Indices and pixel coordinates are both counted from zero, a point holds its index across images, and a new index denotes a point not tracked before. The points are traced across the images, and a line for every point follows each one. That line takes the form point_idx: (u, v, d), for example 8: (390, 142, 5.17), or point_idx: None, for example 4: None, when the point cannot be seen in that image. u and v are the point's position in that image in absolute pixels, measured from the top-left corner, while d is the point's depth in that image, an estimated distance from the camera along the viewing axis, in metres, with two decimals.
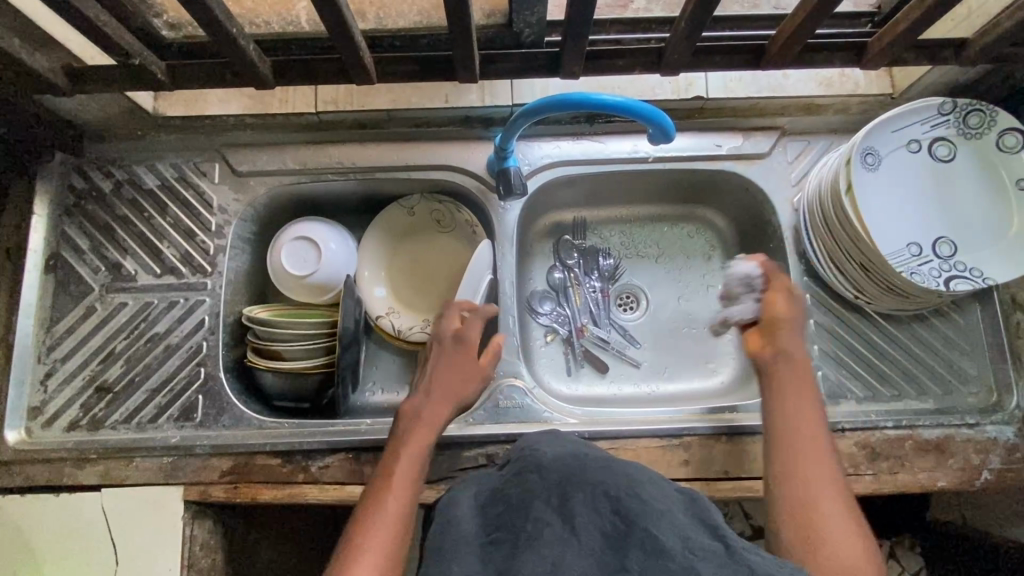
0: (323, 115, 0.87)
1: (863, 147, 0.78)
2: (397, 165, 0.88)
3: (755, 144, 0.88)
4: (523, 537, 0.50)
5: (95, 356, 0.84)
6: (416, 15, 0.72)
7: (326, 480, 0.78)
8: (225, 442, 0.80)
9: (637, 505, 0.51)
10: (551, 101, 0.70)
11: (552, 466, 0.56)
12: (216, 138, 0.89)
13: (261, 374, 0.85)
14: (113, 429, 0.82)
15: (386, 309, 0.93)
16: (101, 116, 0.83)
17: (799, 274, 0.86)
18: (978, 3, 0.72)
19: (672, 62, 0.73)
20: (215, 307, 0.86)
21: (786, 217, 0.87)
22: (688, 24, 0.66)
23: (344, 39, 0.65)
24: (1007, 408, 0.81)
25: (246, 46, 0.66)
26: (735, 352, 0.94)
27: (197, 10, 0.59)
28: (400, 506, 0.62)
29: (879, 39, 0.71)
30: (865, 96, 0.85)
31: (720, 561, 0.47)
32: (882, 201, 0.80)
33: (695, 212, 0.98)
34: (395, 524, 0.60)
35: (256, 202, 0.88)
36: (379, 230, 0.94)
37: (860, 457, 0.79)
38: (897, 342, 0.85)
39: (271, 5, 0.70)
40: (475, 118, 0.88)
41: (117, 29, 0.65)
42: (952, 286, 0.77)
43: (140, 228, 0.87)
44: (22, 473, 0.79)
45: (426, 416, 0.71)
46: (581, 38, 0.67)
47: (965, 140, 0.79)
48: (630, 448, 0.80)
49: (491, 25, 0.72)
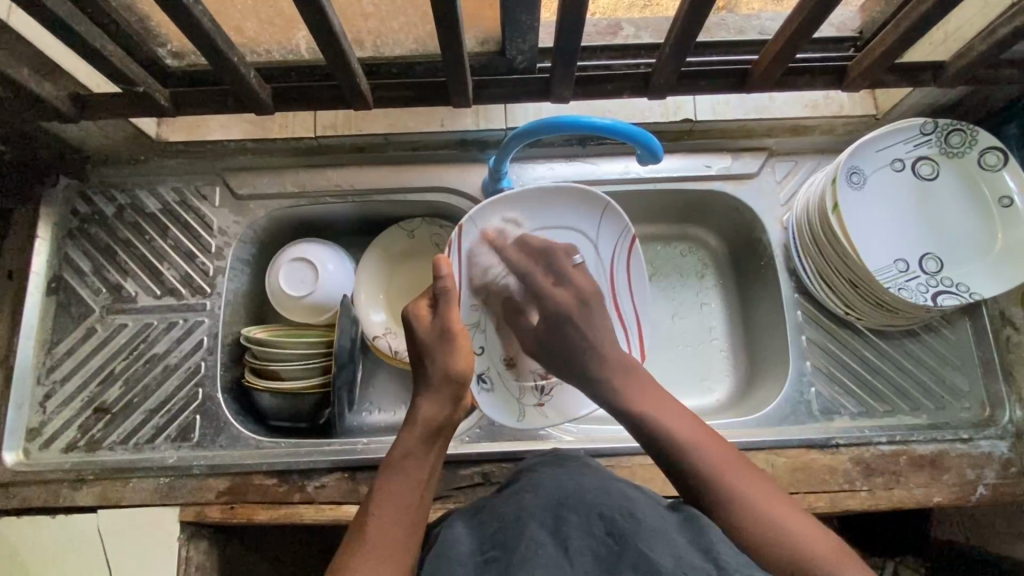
0: (322, 140, 0.89)
1: (848, 166, 0.80)
2: (394, 188, 0.90)
3: (743, 164, 0.90)
4: (518, 556, 0.49)
5: (93, 377, 0.85)
6: (412, 44, 0.75)
7: (322, 500, 0.79)
8: (222, 462, 0.80)
9: (630, 525, 0.51)
10: (540, 124, 0.72)
11: (551, 489, 0.58)
12: (216, 162, 0.91)
13: (258, 395, 0.86)
14: (112, 450, 0.83)
15: (383, 330, 0.92)
16: (105, 141, 0.85)
17: (790, 291, 0.87)
18: (953, 28, 0.75)
19: (657, 88, 0.76)
20: (213, 328, 0.87)
21: (776, 236, 0.89)
22: (672, 51, 0.69)
23: (341, 66, 0.67)
24: (1000, 423, 0.82)
25: (248, 74, 0.68)
26: (729, 370, 0.95)
27: (200, 39, 0.61)
28: (403, 519, 0.57)
29: (859, 63, 0.73)
30: (849, 117, 0.88)
31: None
32: (867, 218, 0.81)
33: (685, 232, 1.00)
34: (396, 534, 0.56)
35: (256, 225, 0.90)
36: (378, 252, 0.95)
37: (855, 473, 0.79)
38: (888, 358, 0.85)
39: (272, 37, 0.73)
40: (469, 141, 0.91)
41: (123, 57, 0.67)
42: (938, 301, 0.78)
43: (141, 250, 0.89)
44: (18, 494, 0.80)
45: (426, 424, 0.64)
46: (570, 64, 0.70)
47: (947, 158, 0.81)
48: (625, 465, 0.80)
49: (485, 53, 0.75)
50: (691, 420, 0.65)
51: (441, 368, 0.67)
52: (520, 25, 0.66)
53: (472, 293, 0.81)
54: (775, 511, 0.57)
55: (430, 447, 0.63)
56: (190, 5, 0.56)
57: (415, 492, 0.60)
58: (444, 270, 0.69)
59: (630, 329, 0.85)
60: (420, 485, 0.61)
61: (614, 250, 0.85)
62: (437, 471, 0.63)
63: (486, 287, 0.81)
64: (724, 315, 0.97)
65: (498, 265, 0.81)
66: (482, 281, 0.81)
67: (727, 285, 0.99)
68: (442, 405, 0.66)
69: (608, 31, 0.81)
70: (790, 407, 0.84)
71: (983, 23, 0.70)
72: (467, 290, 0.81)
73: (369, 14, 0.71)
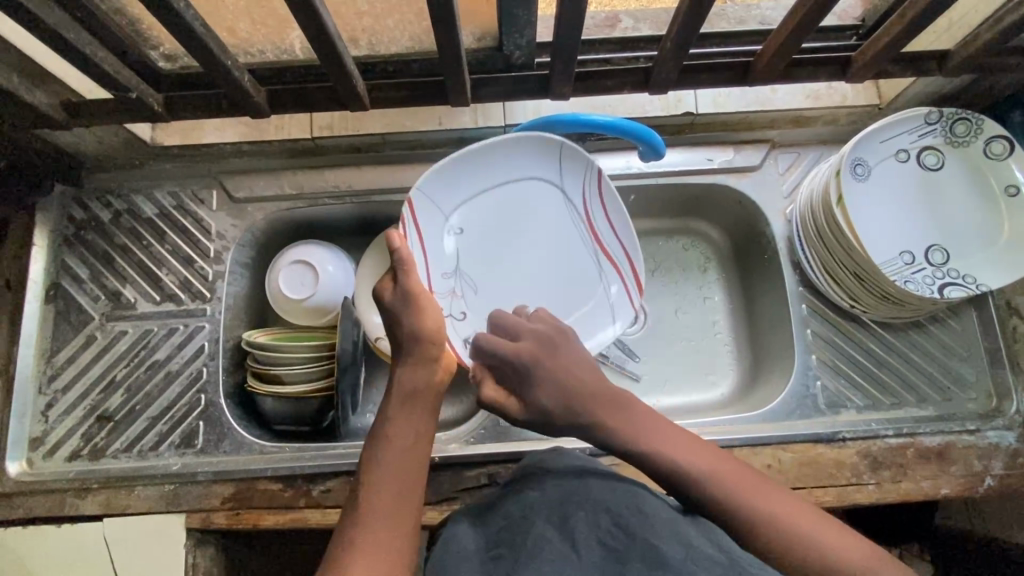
0: (318, 141, 0.88)
1: (852, 157, 0.79)
2: (392, 187, 0.89)
3: (745, 158, 0.89)
4: (525, 551, 0.49)
5: (94, 385, 0.84)
6: (408, 42, 0.74)
7: (328, 504, 0.78)
8: (225, 468, 0.80)
9: (638, 519, 0.51)
10: (541, 123, 0.71)
11: (554, 485, 0.57)
12: (213, 165, 0.90)
13: (261, 400, 0.85)
14: (115, 458, 0.82)
15: (384, 331, 0.88)
16: (99, 147, 0.84)
17: (795, 285, 0.87)
18: (957, 15, 0.74)
19: (659, 82, 0.75)
20: (214, 333, 0.86)
21: (779, 229, 0.88)
22: (673, 45, 0.68)
23: (337, 67, 0.66)
24: (1007, 413, 0.82)
25: (241, 77, 0.67)
26: (733, 364, 0.94)
27: (194, 44, 0.60)
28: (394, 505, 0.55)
29: (863, 53, 0.72)
30: (852, 108, 0.87)
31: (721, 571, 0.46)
32: (871, 209, 0.81)
33: (688, 226, 0.99)
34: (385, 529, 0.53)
35: (254, 228, 0.89)
36: (377, 254, 0.93)
37: (862, 467, 0.79)
38: (894, 350, 0.85)
39: (266, 36, 0.71)
40: (468, 139, 0.90)
41: (115, 63, 0.67)
42: (945, 293, 0.77)
43: (139, 256, 0.88)
44: (23, 505, 0.79)
45: (404, 396, 0.61)
46: (569, 60, 0.69)
47: (952, 147, 0.80)
48: (631, 464, 0.80)
49: (482, 48, 0.74)
50: (697, 448, 0.60)
51: (409, 332, 0.63)
52: (518, 20, 0.64)
53: (441, 263, 0.81)
54: (820, 528, 0.53)
55: (416, 420, 0.60)
56: (180, 9, 0.55)
57: (406, 480, 0.57)
58: (398, 241, 0.64)
59: (621, 265, 0.84)
60: (411, 470, 0.57)
61: (583, 186, 0.83)
62: (428, 434, 0.61)
63: (450, 256, 0.82)
64: (727, 308, 0.97)
65: (460, 230, 0.82)
66: (449, 251, 0.82)
67: (732, 279, 0.98)
68: (419, 370, 0.63)
69: (607, 23, 0.80)
70: (795, 401, 0.83)
71: (988, 10, 0.68)
72: (432, 261, 0.80)
73: (364, 13, 0.69)
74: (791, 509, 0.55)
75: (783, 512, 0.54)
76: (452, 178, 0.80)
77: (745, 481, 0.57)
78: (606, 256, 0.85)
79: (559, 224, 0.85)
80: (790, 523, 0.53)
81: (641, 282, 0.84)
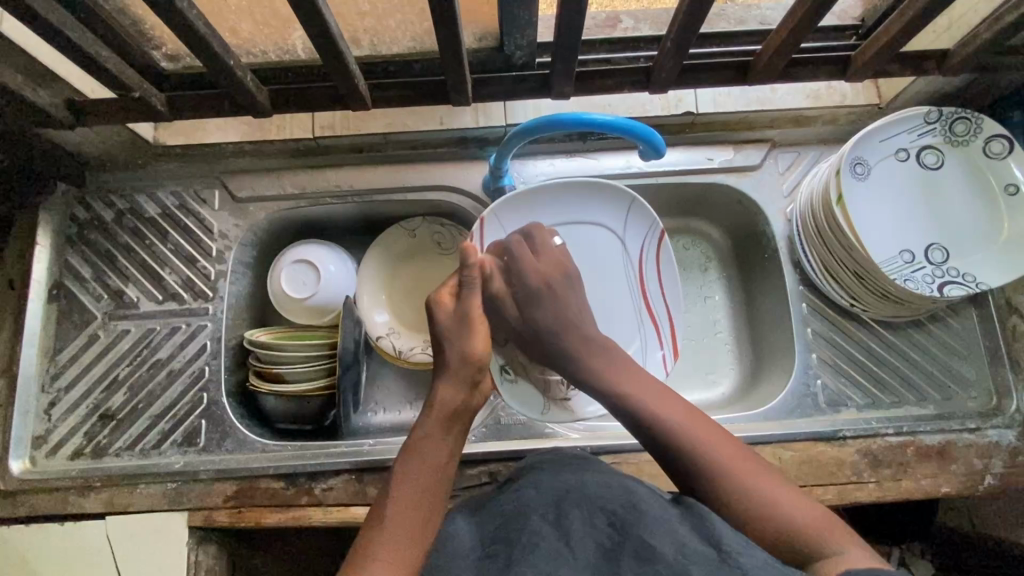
0: (320, 140, 0.88)
1: (852, 156, 0.79)
2: (393, 187, 0.89)
3: (745, 157, 0.89)
4: (519, 549, 0.49)
5: (97, 384, 0.85)
6: (409, 42, 0.74)
7: (330, 502, 0.79)
8: (227, 466, 0.80)
9: (632, 517, 0.51)
10: (543, 121, 0.71)
11: (551, 483, 0.57)
12: (215, 165, 0.90)
13: (263, 398, 0.85)
14: (118, 456, 0.82)
15: (386, 330, 0.92)
16: (102, 147, 0.84)
17: (796, 284, 0.87)
18: (957, 15, 0.74)
19: (660, 81, 0.75)
20: (216, 332, 0.86)
21: (779, 229, 0.88)
22: (673, 45, 0.68)
23: (338, 67, 0.67)
24: (1007, 412, 0.82)
25: (243, 76, 0.68)
26: (733, 363, 0.95)
27: (196, 43, 0.60)
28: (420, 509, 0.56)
29: (863, 53, 0.72)
30: (852, 107, 0.87)
31: (711, 565, 0.45)
32: (871, 208, 0.81)
33: (688, 225, 0.99)
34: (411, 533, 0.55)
35: (256, 227, 0.90)
36: (379, 252, 0.94)
37: (862, 465, 0.79)
38: (894, 349, 0.85)
39: (268, 36, 0.71)
40: (469, 139, 0.90)
41: (117, 63, 0.67)
42: (945, 292, 0.78)
43: (141, 255, 0.88)
44: (27, 502, 0.80)
45: (441, 412, 0.63)
46: (570, 60, 0.69)
47: (952, 147, 0.80)
48: (632, 462, 0.80)
49: (482, 48, 0.74)
50: (676, 402, 0.64)
51: (457, 352, 0.66)
52: (519, 20, 0.65)
53: None
54: (773, 490, 0.56)
55: (449, 436, 0.62)
56: (182, 8, 0.56)
57: (435, 486, 0.58)
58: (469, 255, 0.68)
59: (661, 322, 0.85)
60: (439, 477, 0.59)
61: (642, 244, 0.84)
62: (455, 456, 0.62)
63: None
64: (727, 307, 0.97)
65: None
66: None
67: (732, 279, 0.98)
68: (460, 388, 0.64)
69: (607, 23, 0.81)
70: (796, 400, 0.83)
71: (987, 9, 0.69)
72: None
73: (365, 13, 0.69)
74: (749, 468, 0.58)
75: (737, 466, 0.58)
76: (524, 207, 0.81)
77: (721, 443, 0.59)
78: (649, 310, 0.85)
79: (608, 270, 0.85)
80: (748, 483, 0.56)
81: (679, 347, 0.84)
